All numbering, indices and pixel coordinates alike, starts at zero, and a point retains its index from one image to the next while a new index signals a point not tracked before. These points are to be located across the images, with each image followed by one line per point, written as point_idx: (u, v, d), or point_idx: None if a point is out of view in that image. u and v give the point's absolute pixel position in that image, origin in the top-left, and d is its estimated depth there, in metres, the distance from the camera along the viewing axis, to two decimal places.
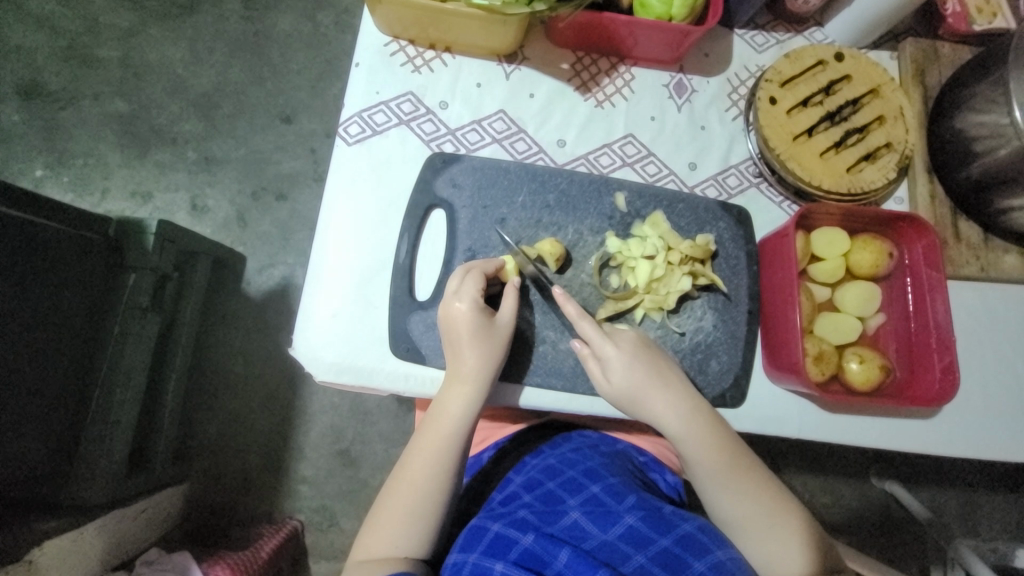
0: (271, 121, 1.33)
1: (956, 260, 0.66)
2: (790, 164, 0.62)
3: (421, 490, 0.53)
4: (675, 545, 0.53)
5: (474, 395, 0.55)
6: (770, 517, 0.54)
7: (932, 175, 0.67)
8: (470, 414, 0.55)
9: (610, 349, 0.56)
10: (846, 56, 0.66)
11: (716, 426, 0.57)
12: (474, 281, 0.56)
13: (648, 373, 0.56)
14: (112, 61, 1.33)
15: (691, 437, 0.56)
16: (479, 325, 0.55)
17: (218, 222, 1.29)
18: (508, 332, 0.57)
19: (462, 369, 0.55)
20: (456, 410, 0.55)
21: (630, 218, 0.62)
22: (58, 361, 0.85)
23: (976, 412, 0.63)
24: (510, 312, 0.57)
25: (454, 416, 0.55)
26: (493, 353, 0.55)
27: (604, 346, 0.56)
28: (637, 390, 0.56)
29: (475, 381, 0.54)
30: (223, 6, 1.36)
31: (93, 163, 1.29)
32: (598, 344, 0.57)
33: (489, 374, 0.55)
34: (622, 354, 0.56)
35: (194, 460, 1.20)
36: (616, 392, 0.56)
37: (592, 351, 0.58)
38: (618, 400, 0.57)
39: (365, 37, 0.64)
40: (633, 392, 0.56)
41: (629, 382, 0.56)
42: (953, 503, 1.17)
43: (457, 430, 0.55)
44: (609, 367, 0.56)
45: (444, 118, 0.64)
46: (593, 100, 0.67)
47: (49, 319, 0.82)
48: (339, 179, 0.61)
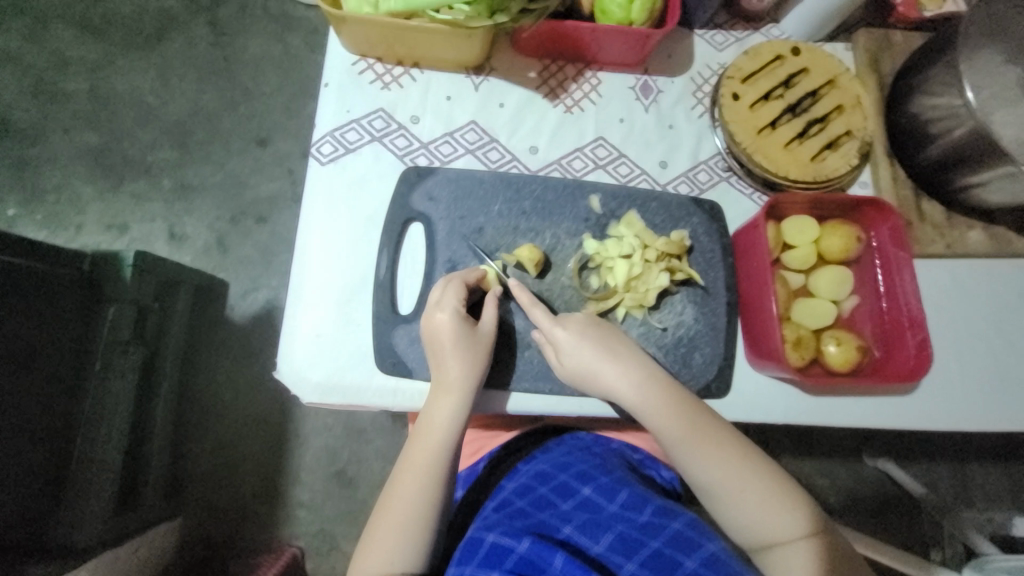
0: (246, 144, 1.33)
1: (923, 240, 0.68)
2: (757, 157, 0.64)
3: (414, 507, 0.52)
4: (666, 546, 0.53)
5: (462, 404, 0.55)
6: (742, 477, 0.53)
7: (892, 159, 0.70)
8: (457, 423, 0.55)
9: (560, 329, 0.57)
10: (802, 50, 0.68)
11: (673, 392, 0.56)
12: (455, 290, 0.56)
13: (599, 347, 0.57)
14: (79, 94, 1.32)
15: (647, 405, 0.56)
16: (463, 334, 0.55)
17: (198, 249, 1.28)
18: (490, 339, 0.57)
19: (447, 378, 0.55)
20: (445, 420, 0.55)
21: (606, 219, 0.63)
22: (37, 402, 0.83)
23: (953, 385, 0.65)
24: (491, 318, 0.58)
25: (442, 426, 0.55)
26: (478, 362, 0.56)
27: (554, 330, 0.57)
28: (589, 365, 0.56)
29: (462, 390, 0.55)
30: (191, 33, 1.36)
31: (66, 198, 1.27)
32: (548, 329, 0.58)
33: (475, 382, 0.56)
34: (574, 333, 0.57)
35: (187, 494, 1.17)
36: (572, 371, 0.57)
37: (545, 332, 0.58)
38: (572, 379, 0.58)
39: (333, 58, 0.65)
40: (586, 368, 0.56)
41: (578, 359, 0.56)
42: (945, 476, 1.19)
43: (445, 441, 0.55)
44: (563, 347, 0.57)
45: (416, 133, 0.65)
46: (562, 106, 0.68)
47: (25, 359, 0.80)
48: (315, 199, 0.61)
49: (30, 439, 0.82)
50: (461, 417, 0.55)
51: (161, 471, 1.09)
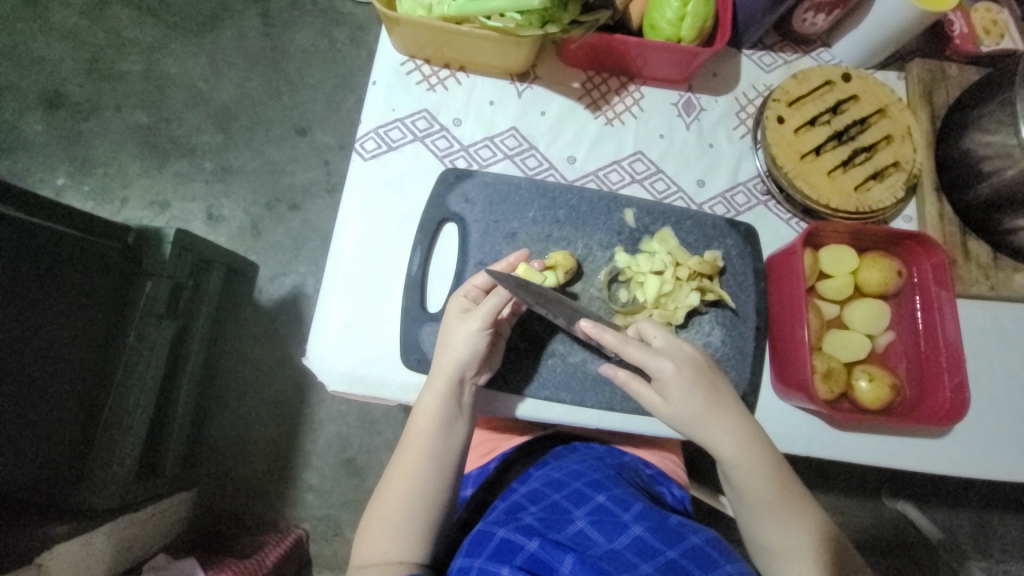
0: (286, 133, 1.36)
1: (965, 279, 0.66)
2: (798, 183, 0.63)
3: (408, 496, 0.54)
4: (683, 557, 0.53)
5: (447, 392, 0.55)
6: (811, 553, 0.53)
7: (939, 194, 0.67)
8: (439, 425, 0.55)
9: (668, 371, 0.54)
10: (852, 77, 0.67)
11: (770, 456, 0.55)
12: (480, 278, 0.56)
13: (706, 398, 0.54)
14: (135, 74, 1.38)
15: (744, 463, 0.54)
16: (457, 321, 0.56)
17: (233, 231, 1.32)
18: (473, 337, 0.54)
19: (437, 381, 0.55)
20: (428, 408, 0.55)
21: (639, 234, 0.63)
22: (74, 365, 0.87)
23: (987, 431, 0.63)
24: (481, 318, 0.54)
25: (426, 412, 0.55)
26: (468, 346, 0.54)
27: (661, 364, 0.54)
28: (695, 414, 0.54)
29: (445, 373, 0.55)
30: (243, 22, 1.41)
31: (113, 173, 1.33)
32: (654, 365, 0.54)
33: (464, 369, 0.55)
34: (683, 379, 0.54)
35: (202, 467, 1.21)
36: (669, 415, 0.55)
37: (652, 374, 0.54)
38: (674, 423, 0.55)
39: (382, 57, 0.67)
40: (689, 415, 0.54)
41: (687, 407, 0.54)
42: (968, 525, 1.14)
43: (432, 430, 0.55)
44: (669, 390, 0.54)
45: (457, 135, 0.66)
46: (603, 118, 0.68)
47: (63, 326, 0.84)
48: (354, 192, 0.62)
49: (66, 401, 0.86)
50: (444, 406, 0.55)
51: (181, 443, 1.13)
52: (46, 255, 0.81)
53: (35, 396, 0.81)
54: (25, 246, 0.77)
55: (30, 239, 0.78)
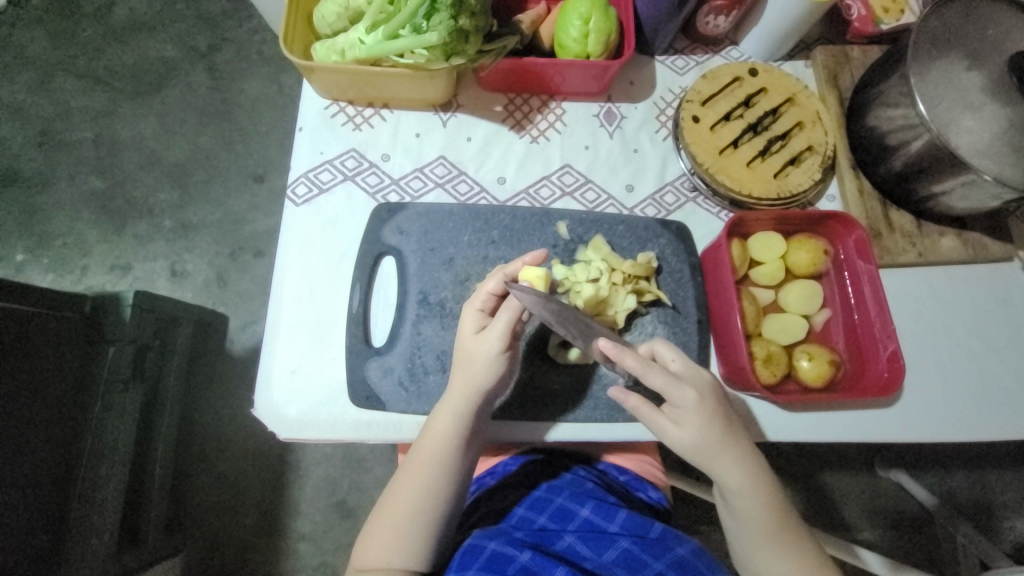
0: (244, 181, 1.37)
1: (893, 249, 0.68)
2: (720, 177, 0.65)
3: (413, 509, 0.54)
4: (669, 569, 0.56)
5: (466, 414, 0.55)
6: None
7: (857, 171, 0.70)
8: (456, 441, 0.55)
9: (686, 400, 0.54)
10: (759, 71, 0.70)
11: (771, 489, 0.56)
12: (494, 283, 0.57)
13: (721, 429, 0.55)
14: (85, 142, 1.38)
15: (751, 493, 0.55)
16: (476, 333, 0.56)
17: (198, 285, 1.32)
18: (493, 349, 0.55)
19: (452, 396, 0.56)
20: (445, 425, 0.55)
21: (573, 245, 0.65)
22: (42, 441, 0.85)
23: (935, 395, 0.64)
24: (502, 329, 0.55)
25: (442, 430, 0.55)
26: (486, 363, 0.55)
27: (683, 392, 0.54)
28: (708, 445, 0.55)
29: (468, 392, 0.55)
30: (191, 79, 1.43)
31: (72, 242, 1.32)
32: (674, 391, 0.54)
33: (484, 388, 0.55)
34: (702, 408, 0.54)
35: (190, 529, 1.18)
36: (680, 444, 0.55)
37: (670, 400, 0.55)
38: (687, 453, 0.56)
39: (307, 102, 0.68)
40: (702, 445, 0.55)
41: (701, 437, 0.54)
42: (963, 486, 1.15)
43: (446, 449, 0.55)
44: (685, 418, 0.55)
45: (387, 170, 0.67)
46: (528, 137, 0.70)
47: (27, 404, 0.82)
48: (290, 238, 0.63)
49: (36, 481, 0.84)
50: (460, 423, 0.55)
51: (163, 507, 1.10)
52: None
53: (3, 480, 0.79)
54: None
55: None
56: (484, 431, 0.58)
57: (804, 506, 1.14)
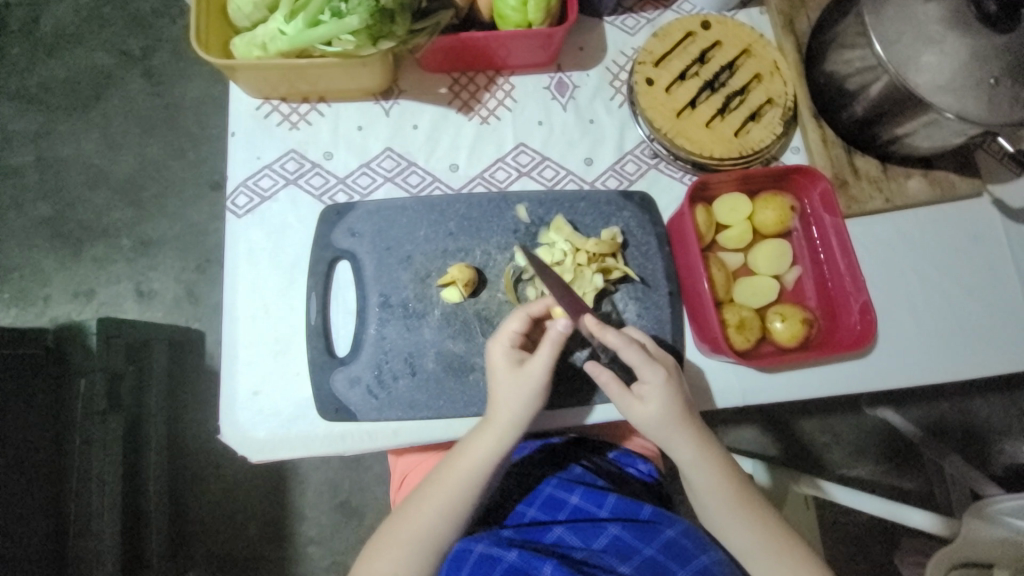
0: (201, 191, 1.31)
1: (861, 198, 0.66)
2: (679, 141, 0.63)
3: (428, 529, 0.54)
4: (660, 552, 0.57)
5: (504, 442, 0.54)
6: (772, 553, 0.55)
7: (819, 120, 0.68)
8: (485, 469, 0.54)
9: (653, 376, 0.53)
10: (712, 23, 0.66)
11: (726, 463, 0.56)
12: (518, 322, 0.55)
13: (682, 409, 0.54)
14: (26, 166, 1.30)
15: (703, 466, 0.55)
16: (514, 367, 0.54)
17: (168, 303, 1.27)
18: (537, 384, 0.54)
19: (493, 428, 0.54)
20: (480, 449, 0.54)
21: (535, 228, 0.62)
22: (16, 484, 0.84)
23: (910, 340, 0.64)
24: (543, 364, 0.53)
25: (474, 459, 0.54)
26: (529, 394, 0.53)
27: (654, 372, 0.53)
28: (670, 423, 0.54)
29: (508, 422, 0.53)
30: (129, 86, 1.34)
31: (29, 273, 1.26)
32: (645, 370, 0.53)
33: (526, 419, 0.54)
34: (668, 386, 0.54)
35: (195, 547, 1.18)
36: (645, 423, 0.54)
37: (640, 378, 0.54)
38: (647, 430, 0.55)
39: (237, 105, 0.64)
40: (667, 420, 0.54)
41: (665, 415, 0.54)
42: (947, 415, 1.18)
43: (476, 471, 0.54)
44: (651, 394, 0.54)
45: (331, 169, 0.64)
46: (478, 118, 0.67)
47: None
48: (237, 254, 0.60)
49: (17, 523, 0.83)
50: (494, 455, 0.54)
51: (164, 529, 1.09)
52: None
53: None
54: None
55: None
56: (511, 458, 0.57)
57: (793, 452, 1.17)
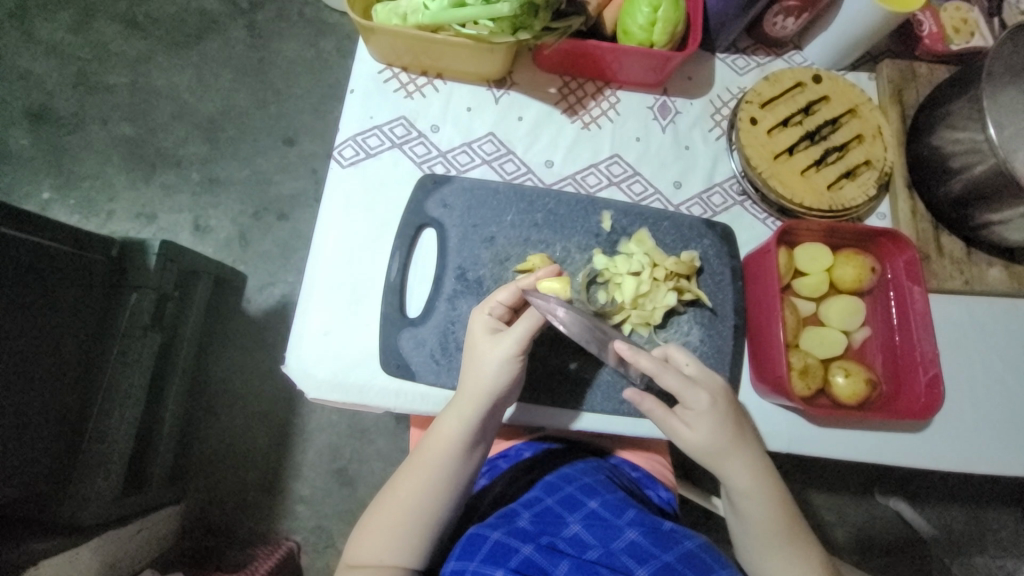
0: (274, 143, 1.37)
1: (940, 274, 0.67)
2: (772, 183, 0.64)
3: (412, 509, 0.55)
4: (678, 561, 0.55)
5: (473, 417, 0.55)
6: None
7: (911, 191, 0.69)
8: (461, 442, 0.55)
9: (702, 404, 0.53)
10: (823, 78, 0.68)
11: (780, 494, 0.56)
12: (506, 294, 0.56)
13: (733, 433, 0.54)
14: (120, 87, 1.38)
15: (756, 493, 0.55)
16: (488, 340, 0.55)
17: (220, 241, 1.32)
18: (504, 357, 0.54)
19: (463, 400, 0.55)
20: (452, 427, 0.55)
21: (616, 236, 0.64)
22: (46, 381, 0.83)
23: (966, 425, 0.63)
24: (515, 338, 0.54)
25: (448, 432, 0.55)
26: (498, 368, 0.54)
27: (699, 397, 0.53)
28: (720, 448, 0.54)
29: (478, 397, 0.54)
30: (230, 34, 1.41)
31: (100, 186, 1.33)
32: (689, 395, 0.54)
33: (497, 393, 0.55)
34: (714, 411, 0.54)
35: (191, 480, 1.20)
36: (695, 450, 0.55)
37: (684, 403, 0.55)
38: (699, 454, 0.55)
39: (359, 65, 0.67)
40: (717, 449, 0.54)
41: (713, 441, 0.54)
42: (959, 520, 1.14)
43: (450, 449, 0.55)
44: (697, 422, 0.54)
45: (435, 141, 0.66)
46: (580, 123, 0.69)
47: (28, 345, 0.80)
48: (332, 201, 0.63)
49: (43, 418, 0.84)
50: (466, 427, 0.55)
51: (169, 455, 1.11)
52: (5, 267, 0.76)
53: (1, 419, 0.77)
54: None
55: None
56: (491, 434, 0.57)
57: None
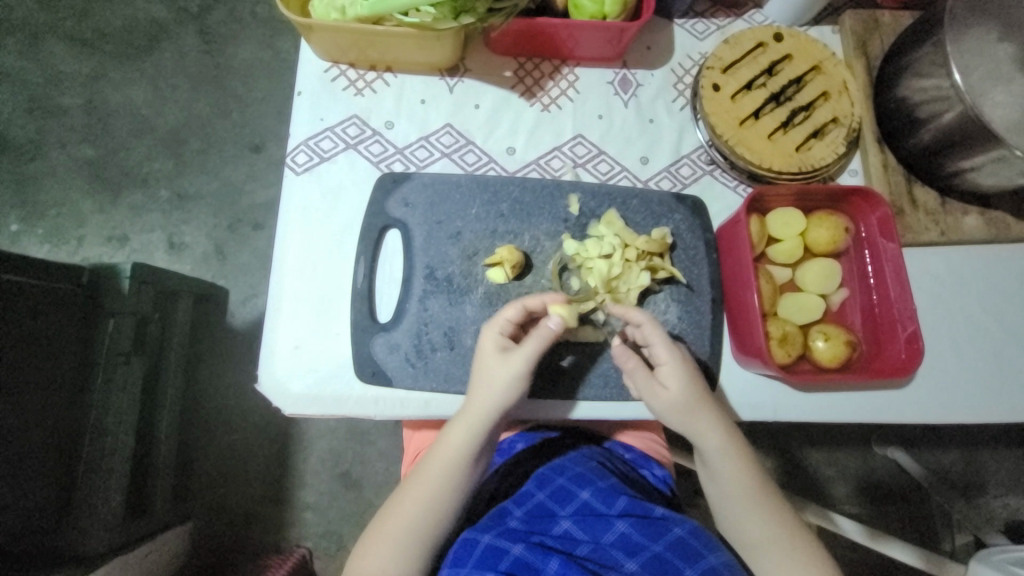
0: (240, 151, 1.33)
1: (915, 227, 0.66)
2: (739, 150, 0.63)
3: (413, 524, 0.54)
4: (667, 550, 0.56)
5: (478, 433, 0.54)
6: (788, 552, 0.54)
7: (881, 145, 0.67)
8: (465, 456, 0.54)
9: (670, 356, 0.56)
10: (784, 36, 0.66)
11: (748, 455, 0.57)
12: (514, 312, 0.55)
13: (703, 389, 0.56)
14: (74, 108, 1.33)
15: (729, 454, 0.56)
16: (498, 358, 0.54)
17: (197, 257, 1.29)
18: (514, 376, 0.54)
19: (469, 415, 0.54)
20: (456, 442, 0.54)
21: (586, 219, 0.62)
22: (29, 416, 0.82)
23: (949, 376, 0.63)
24: (527, 357, 0.54)
25: (453, 447, 0.54)
26: (507, 386, 0.54)
27: (670, 351, 0.56)
28: (693, 404, 0.55)
29: (483, 415, 0.53)
30: (181, 42, 1.36)
31: (66, 212, 1.29)
32: (661, 351, 0.56)
33: (503, 409, 0.54)
34: (685, 364, 0.56)
35: (197, 499, 1.20)
36: (670, 410, 0.55)
37: (658, 360, 0.56)
38: (672, 414, 0.55)
39: (305, 65, 0.64)
40: (688, 403, 0.55)
41: (686, 395, 0.55)
42: (956, 462, 1.16)
43: (453, 463, 0.54)
44: (671, 376, 0.56)
45: (391, 138, 0.64)
46: (539, 105, 0.67)
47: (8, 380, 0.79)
48: (290, 211, 0.61)
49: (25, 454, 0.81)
50: (471, 442, 0.54)
51: (169, 478, 1.10)
52: None
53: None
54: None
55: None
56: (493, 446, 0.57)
57: (798, 483, 1.15)
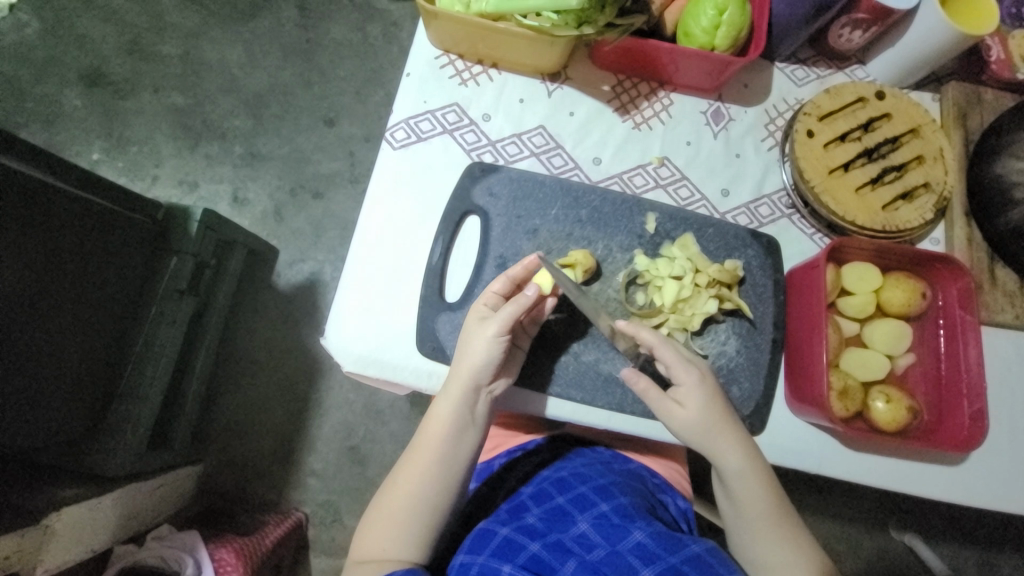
0: (315, 123, 1.39)
1: (991, 306, 0.64)
2: (824, 198, 0.63)
3: (417, 495, 0.55)
4: (685, 564, 0.53)
5: (466, 398, 0.56)
6: None
7: (970, 219, 0.66)
8: (461, 420, 0.56)
9: (686, 377, 0.56)
10: (886, 95, 0.66)
11: (772, 481, 0.57)
12: (500, 283, 0.58)
13: (720, 410, 0.56)
14: (173, 58, 1.42)
15: (749, 478, 0.56)
16: (478, 325, 0.56)
17: (256, 214, 1.35)
18: (490, 341, 0.55)
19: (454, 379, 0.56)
20: (447, 409, 0.56)
21: (659, 239, 0.63)
22: (85, 334, 0.84)
23: (1004, 464, 0.61)
24: (501, 321, 0.55)
25: (445, 415, 0.56)
26: (489, 353, 0.55)
27: (685, 371, 0.56)
28: (713, 425, 0.56)
29: (466, 378, 0.55)
30: (281, 13, 1.44)
31: (147, 151, 1.37)
32: (677, 370, 0.56)
33: (490, 371, 0.56)
34: (702, 388, 0.56)
35: (212, 443, 1.23)
36: (685, 429, 0.56)
37: (674, 381, 0.57)
38: (689, 435, 0.56)
39: (418, 49, 0.67)
40: (707, 423, 0.56)
41: (705, 416, 0.56)
42: (974, 562, 1.11)
43: (450, 432, 0.56)
44: (688, 399, 0.56)
45: (486, 130, 0.67)
46: (631, 122, 0.69)
47: (73, 297, 0.81)
48: (382, 181, 0.64)
49: (78, 371, 0.84)
50: (462, 409, 0.56)
51: (192, 419, 1.14)
52: (73, 219, 0.79)
53: (40, 368, 0.78)
54: (29, 205, 0.72)
55: (33, 198, 0.73)
56: (485, 416, 0.58)
57: None
